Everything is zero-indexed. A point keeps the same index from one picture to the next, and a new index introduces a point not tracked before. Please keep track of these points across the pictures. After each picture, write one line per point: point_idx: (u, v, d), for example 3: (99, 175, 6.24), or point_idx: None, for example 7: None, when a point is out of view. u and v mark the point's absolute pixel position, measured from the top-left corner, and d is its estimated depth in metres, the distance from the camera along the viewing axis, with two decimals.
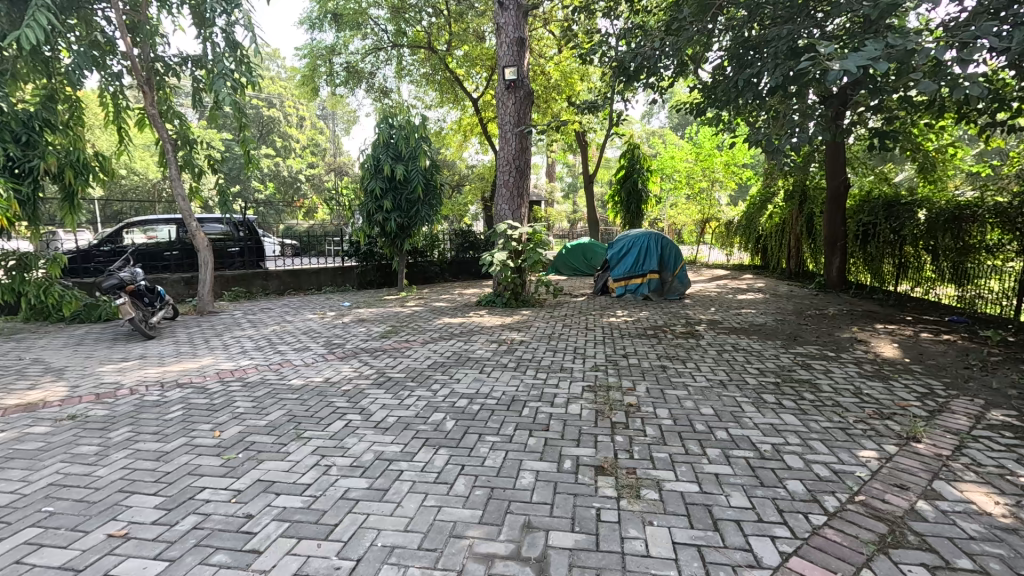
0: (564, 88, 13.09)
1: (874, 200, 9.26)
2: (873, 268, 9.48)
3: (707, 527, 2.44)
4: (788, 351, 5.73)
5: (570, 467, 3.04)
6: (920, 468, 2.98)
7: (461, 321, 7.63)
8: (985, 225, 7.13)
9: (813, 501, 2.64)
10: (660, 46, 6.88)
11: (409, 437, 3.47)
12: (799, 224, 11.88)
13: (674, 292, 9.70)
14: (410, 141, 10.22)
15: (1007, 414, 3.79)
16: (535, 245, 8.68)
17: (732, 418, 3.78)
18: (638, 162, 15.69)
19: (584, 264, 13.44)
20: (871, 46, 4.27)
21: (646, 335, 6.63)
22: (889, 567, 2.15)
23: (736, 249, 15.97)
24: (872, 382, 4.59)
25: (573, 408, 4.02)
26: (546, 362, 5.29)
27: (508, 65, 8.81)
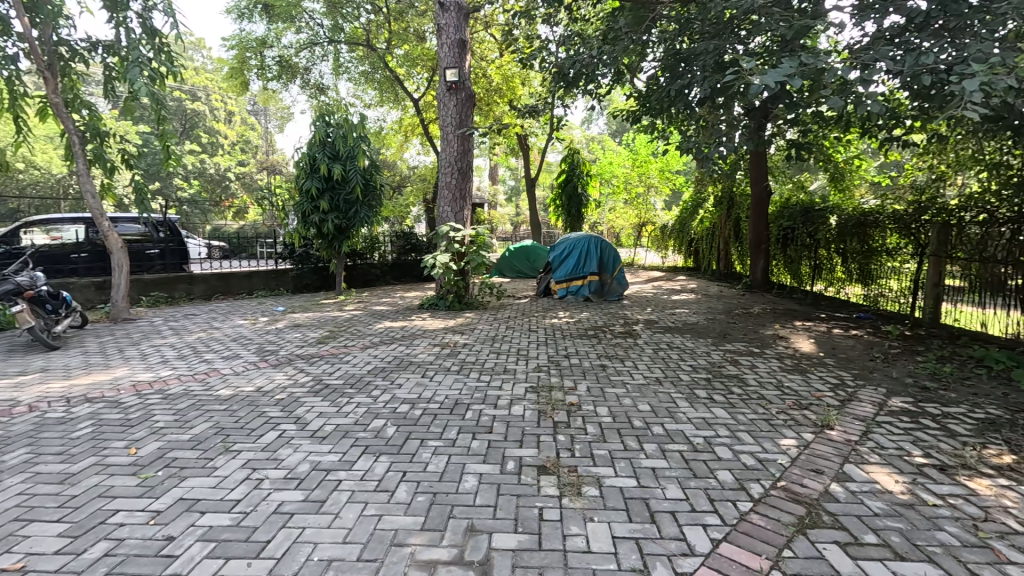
0: (505, 92, 13.21)
1: (793, 207, 10.06)
2: (793, 270, 10.23)
3: (645, 520, 2.53)
4: (718, 348, 6.07)
5: (513, 468, 3.06)
6: (833, 453, 3.24)
7: (402, 324, 7.50)
8: (884, 231, 7.82)
9: (740, 489, 2.81)
10: (598, 55, 7.05)
11: (348, 446, 3.35)
12: (727, 227, 12.65)
13: (614, 293, 9.99)
14: (349, 140, 9.92)
15: (905, 401, 4.20)
16: (478, 247, 8.68)
17: (667, 414, 3.95)
18: (578, 166, 16.08)
19: (527, 266, 13.60)
20: (787, 64, 4.61)
21: (587, 335, 6.80)
22: (808, 546, 2.32)
23: (670, 251, 16.84)
24: (792, 375, 4.95)
25: (516, 409, 4.05)
26: (489, 365, 5.31)
27: (449, 67, 8.77)
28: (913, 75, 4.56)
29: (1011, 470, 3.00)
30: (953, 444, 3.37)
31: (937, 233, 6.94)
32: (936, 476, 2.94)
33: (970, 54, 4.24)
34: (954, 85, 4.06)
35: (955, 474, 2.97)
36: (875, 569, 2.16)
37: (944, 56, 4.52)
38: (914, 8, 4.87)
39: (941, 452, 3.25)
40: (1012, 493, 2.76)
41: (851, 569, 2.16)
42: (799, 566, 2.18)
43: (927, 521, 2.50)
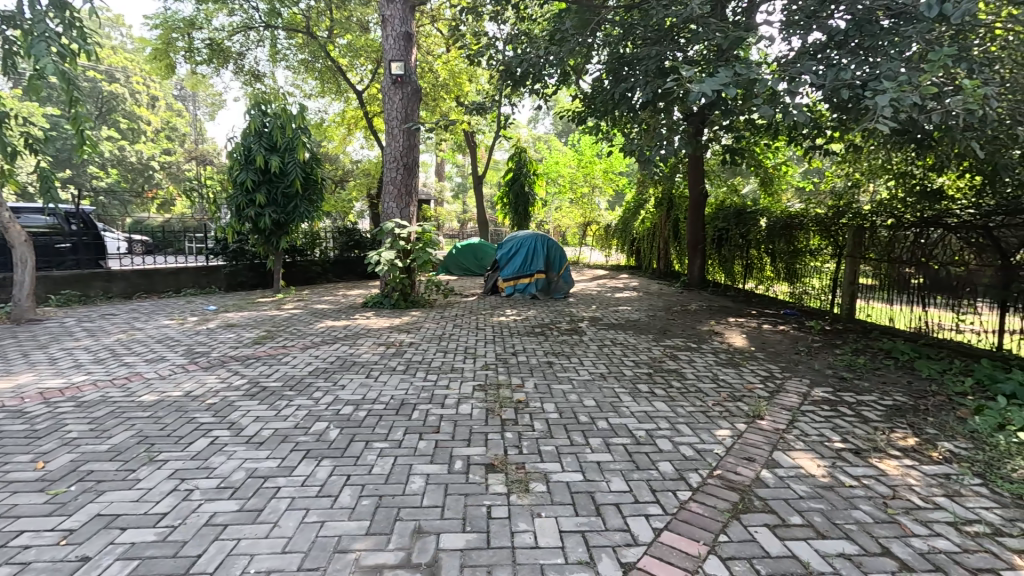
0: (452, 88, 13.03)
1: (727, 209, 10.71)
2: (727, 268, 10.82)
3: (591, 513, 2.58)
4: (659, 344, 6.30)
5: (461, 467, 3.04)
6: (763, 442, 3.45)
7: (345, 323, 7.26)
8: (807, 233, 8.41)
9: (679, 479, 2.93)
10: (545, 55, 7.12)
11: (287, 451, 3.21)
12: (667, 228, 13.17)
13: (560, 291, 10.14)
14: (287, 131, 9.48)
15: (826, 391, 4.53)
16: (424, 244, 8.55)
17: (612, 408, 4.05)
18: (525, 165, 16.20)
19: (474, 264, 13.54)
20: (723, 72, 4.83)
21: (534, 333, 6.86)
22: (741, 530, 2.45)
23: (614, 250, 17.33)
24: (726, 368, 5.23)
25: (464, 408, 4.02)
26: (436, 363, 5.25)
27: (395, 60, 8.58)
28: (834, 89, 4.92)
29: (915, 451, 3.31)
30: (866, 429, 3.67)
31: (853, 235, 7.53)
32: (852, 459, 3.20)
33: (882, 72, 4.62)
34: (870, 100, 4.41)
35: (868, 457, 3.24)
36: (801, 548, 2.31)
37: (860, 72, 4.90)
38: (835, 27, 5.25)
39: (856, 437, 3.53)
40: (916, 472, 3.04)
41: (780, 550, 2.30)
42: (733, 550, 2.30)
43: (844, 501, 2.71)
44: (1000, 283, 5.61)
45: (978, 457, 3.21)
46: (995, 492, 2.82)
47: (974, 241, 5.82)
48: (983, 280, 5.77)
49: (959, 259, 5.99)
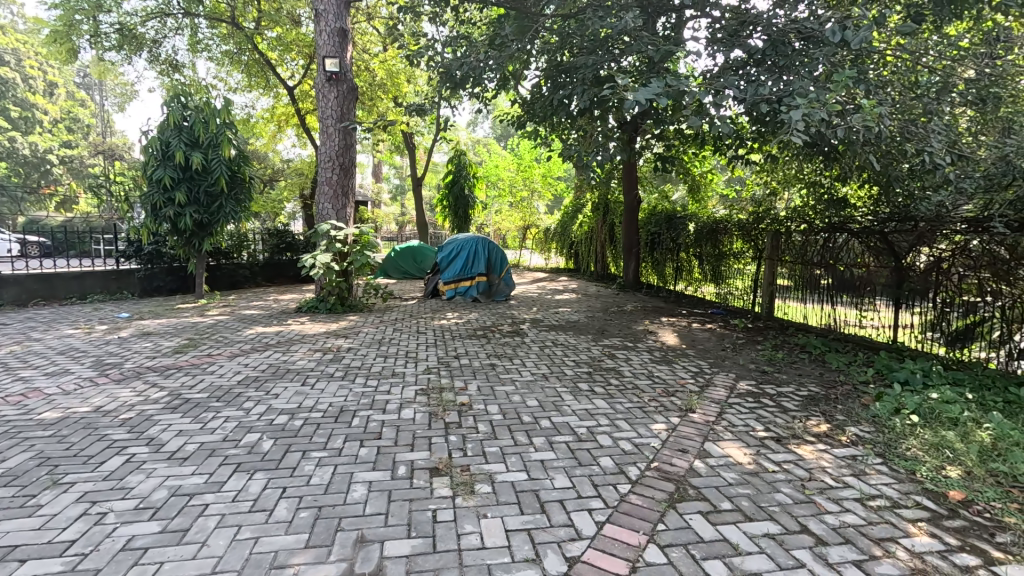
0: (390, 88, 12.78)
1: (660, 214, 11.23)
2: (660, 271, 11.34)
3: (536, 511, 2.62)
4: (597, 344, 6.49)
5: (405, 473, 2.98)
6: (695, 434, 3.65)
7: (277, 329, 6.91)
8: (731, 237, 8.98)
9: (620, 473, 3.03)
10: (485, 60, 7.16)
11: (216, 465, 3.01)
12: (603, 231, 13.62)
13: (501, 294, 10.18)
14: (210, 126, 8.89)
15: (750, 384, 4.86)
16: (362, 247, 8.32)
17: (554, 407, 4.13)
18: (464, 167, 16.18)
19: (414, 267, 13.33)
20: (655, 83, 5.06)
21: (476, 335, 6.85)
22: (677, 518, 2.58)
23: (553, 254, 17.65)
24: (661, 366, 5.48)
25: (406, 412, 3.95)
26: (376, 368, 5.12)
27: (329, 56, 8.29)
28: (753, 103, 5.31)
29: (827, 437, 3.62)
30: (786, 418, 3.97)
31: (771, 239, 8.12)
32: (774, 446, 3.46)
33: (795, 89, 5.01)
34: (786, 114, 4.78)
35: (788, 443, 3.51)
36: (731, 531, 2.47)
37: (776, 88, 5.29)
38: (753, 46, 5.65)
39: (777, 425, 3.82)
40: (828, 455, 3.33)
41: (712, 535, 2.44)
42: (670, 537, 2.42)
43: (768, 485, 2.92)
44: (894, 282, 6.22)
45: (879, 439, 3.56)
46: (894, 469, 3.14)
47: (873, 245, 6.42)
48: (880, 280, 6.38)
49: (862, 261, 6.59)
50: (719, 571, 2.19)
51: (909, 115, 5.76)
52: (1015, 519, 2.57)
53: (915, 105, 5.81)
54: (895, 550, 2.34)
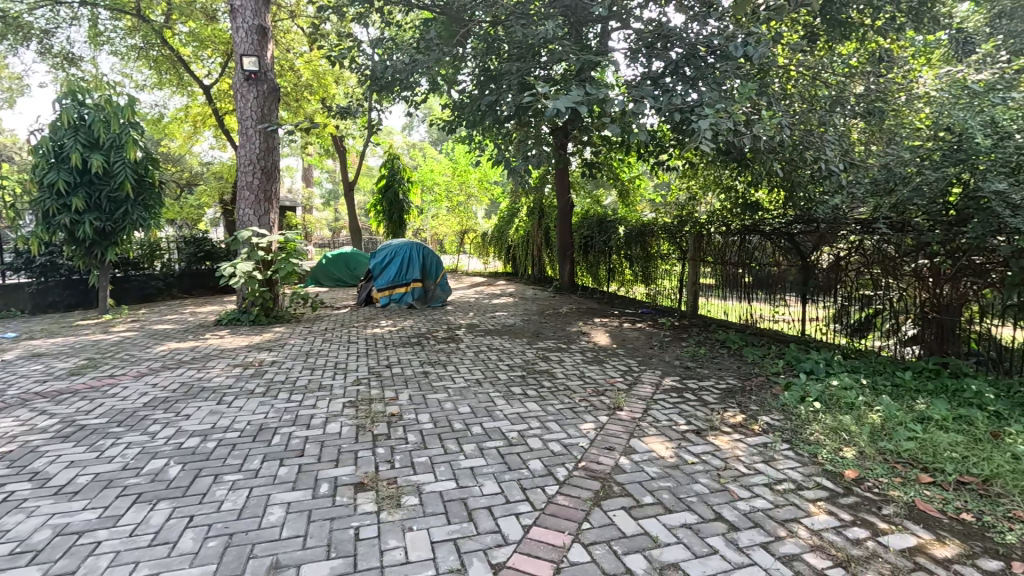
0: (317, 89, 12.35)
1: (592, 218, 11.57)
2: (594, 273, 11.67)
3: (463, 520, 2.59)
4: (532, 347, 6.56)
5: (328, 490, 2.86)
6: (622, 431, 3.76)
7: (193, 344, 6.45)
8: (659, 239, 9.43)
9: (548, 475, 3.07)
10: (412, 63, 7.09)
11: (112, 497, 2.74)
12: (539, 235, 13.87)
13: (437, 299, 10.06)
14: (112, 126, 8.17)
15: (674, 380, 5.09)
16: (287, 254, 7.96)
17: (486, 413, 4.12)
18: (398, 172, 15.90)
19: (346, 274, 12.90)
20: (576, 91, 5.19)
21: (410, 343, 6.73)
22: (602, 515, 2.64)
23: (491, 258, 17.72)
24: (592, 366, 5.62)
25: (332, 426, 3.80)
26: (302, 382, 4.89)
27: (246, 54, 7.86)
28: (667, 112, 5.62)
29: (741, 427, 3.85)
30: (706, 411, 4.19)
31: (694, 240, 8.58)
32: (694, 439, 3.63)
33: (705, 99, 5.33)
34: (698, 122, 5.05)
35: (707, 435, 3.70)
36: (652, 525, 2.55)
37: (691, 98, 5.59)
38: (670, 58, 5.96)
39: (697, 418, 4.02)
40: (742, 444, 3.54)
41: (634, 529, 2.52)
42: (594, 535, 2.47)
43: (687, 477, 3.06)
44: (802, 279, 6.74)
45: (787, 426, 3.82)
46: (799, 453, 3.38)
47: (782, 245, 6.93)
48: (790, 277, 6.89)
49: (773, 259, 7.09)
50: (639, 565, 2.25)
51: (807, 126, 6.28)
52: (898, 492, 2.85)
53: (812, 117, 6.36)
54: (797, 530, 2.52)
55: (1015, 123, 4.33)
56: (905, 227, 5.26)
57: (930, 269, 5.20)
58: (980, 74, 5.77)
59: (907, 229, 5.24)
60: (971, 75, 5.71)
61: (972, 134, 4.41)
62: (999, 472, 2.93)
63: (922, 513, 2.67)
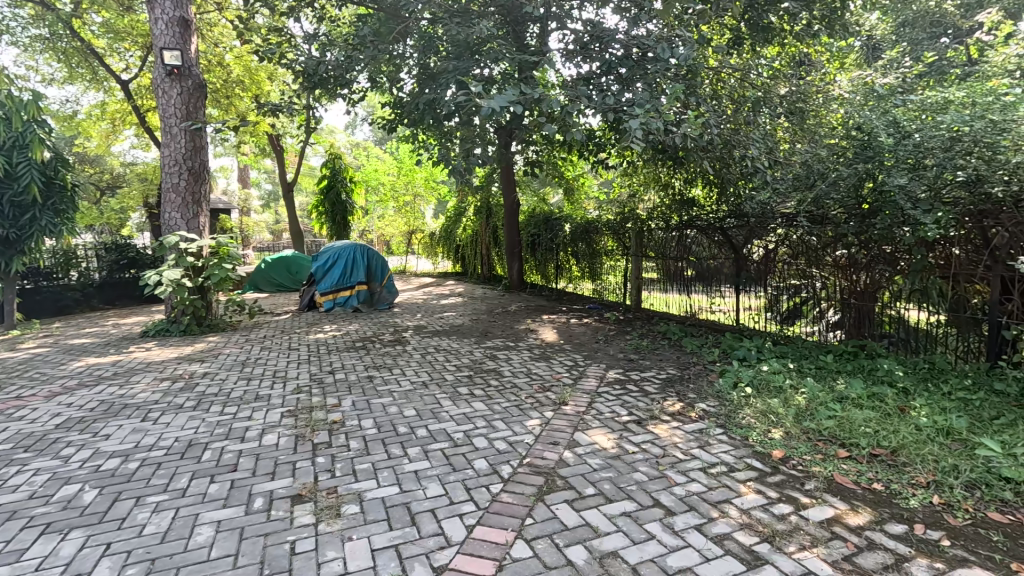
0: (249, 85, 11.82)
1: (538, 216, 11.69)
2: (542, 270, 11.80)
3: (405, 524, 2.55)
4: (480, 346, 6.56)
5: (262, 505, 2.74)
6: (567, 425, 3.82)
7: (114, 359, 6.00)
8: (603, 236, 9.68)
9: (492, 473, 3.07)
10: (349, 60, 6.90)
11: (16, 530, 2.51)
12: (487, 234, 13.89)
13: (384, 301, 9.86)
14: (14, 123, 7.41)
15: (618, 372, 5.24)
16: (220, 260, 7.52)
17: (431, 415, 4.08)
18: (340, 172, 15.44)
19: (288, 278, 12.42)
20: (511, 91, 5.21)
21: (355, 347, 6.57)
22: (545, 510, 2.67)
23: (440, 258, 17.56)
24: (539, 362, 5.68)
25: (269, 438, 3.64)
26: (236, 393, 4.65)
27: (167, 47, 7.37)
28: (603, 112, 5.76)
29: (679, 414, 4.00)
30: (647, 401, 4.33)
31: (636, 237, 8.84)
32: (635, 429, 3.74)
33: (639, 99, 5.49)
34: (632, 120, 5.20)
35: (647, 424, 3.82)
36: (593, 515, 2.61)
37: (625, 98, 5.75)
38: (606, 59, 6.10)
39: (638, 409, 4.14)
40: (680, 431, 3.68)
41: (576, 521, 2.56)
42: (536, 529, 2.50)
43: (628, 466, 3.15)
44: (735, 271, 7.09)
45: (721, 411, 4.01)
46: (732, 437, 3.55)
47: (716, 239, 7.27)
48: (725, 269, 7.23)
49: (710, 253, 7.41)
50: (580, 556, 2.30)
51: (734, 125, 6.60)
52: (819, 467, 3.05)
53: (739, 117, 6.70)
54: (728, 510, 2.65)
55: (914, 124, 4.72)
56: (825, 220, 5.62)
57: (848, 259, 5.62)
58: (886, 78, 6.30)
59: (827, 222, 5.62)
60: (878, 80, 6.20)
61: (876, 133, 4.80)
62: (905, 443, 3.20)
63: (840, 485, 2.87)
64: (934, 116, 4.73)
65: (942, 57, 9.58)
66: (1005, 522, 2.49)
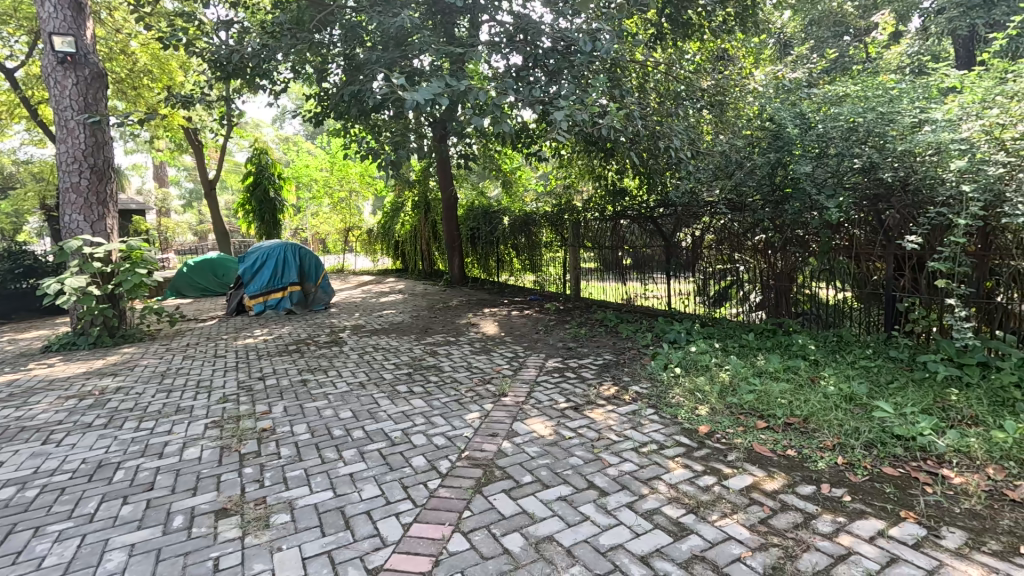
0: (159, 75, 10.99)
1: (477, 209, 11.65)
2: (484, 264, 11.80)
3: (339, 529, 2.48)
4: (420, 343, 6.47)
5: (182, 523, 2.57)
6: (506, 416, 3.85)
7: (10, 378, 5.43)
8: (542, 228, 9.82)
9: (430, 470, 3.04)
10: (267, 48, 6.54)
11: None
12: (426, 229, 13.66)
13: (319, 302, 9.51)
14: None
15: (557, 361, 5.33)
16: (132, 264, 6.97)
17: (369, 415, 3.98)
18: (267, 167, 14.68)
19: (213, 282, 11.68)
20: (436, 83, 5.14)
21: (288, 351, 6.30)
22: (482, 502, 2.68)
23: (379, 255, 17.11)
24: (480, 356, 5.68)
25: (191, 452, 3.42)
26: (155, 407, 4.34)
27: (59, 32, 6.69)
28: (531, 103, 5.81)
29: (614, 398, 4.14)
30: (584, 387, 4.44)
31: (573, 228, 9.01)
32: (573, 415, 3.83)
33: (565, 92, 5.58)
34: (558, 112, 5.29)
35: (584, 410, 3.92)
36: (529, 503, 2.65)
37: (553, 90, 5.83)
38: (533, 52, 6.16)
39: (575, 395, 4.24)
40: (614, 414, 3.81)
41: (513, 510, 2.59)
42: (474, 521, 2.50)
43: (564, 452, 3.22)
44: (666, 258, 7.39)
45: (653, 392, 4.19)
46: (663, 416, 3.71)
47: (648, 228, 7.55)
48: (657, 257, 7.51)
49: (643, 241, 7.68)
50: (516, 543, 2.33)
51: (659, 117, 6.84)
52: (740, 439, 3.25)
53: (664, 109, 6.95)
54: (658, 486, 2.77)
55: (818, 116, 5.11)
56: (744, 207, 5.97)
57: (765, 242, 6.00)
58: (794, 73, 6.75)
59: (746, 209, 5.96)
60: (788, 75, 6.63)
61: (785, 124, 5.16)
62: (814, 411, 3.47)
63: (758, 454, 3.07)
64: (833, 108, 5.15)
65: (845, 55, 10.36)
66: (896, 475, 2.77)
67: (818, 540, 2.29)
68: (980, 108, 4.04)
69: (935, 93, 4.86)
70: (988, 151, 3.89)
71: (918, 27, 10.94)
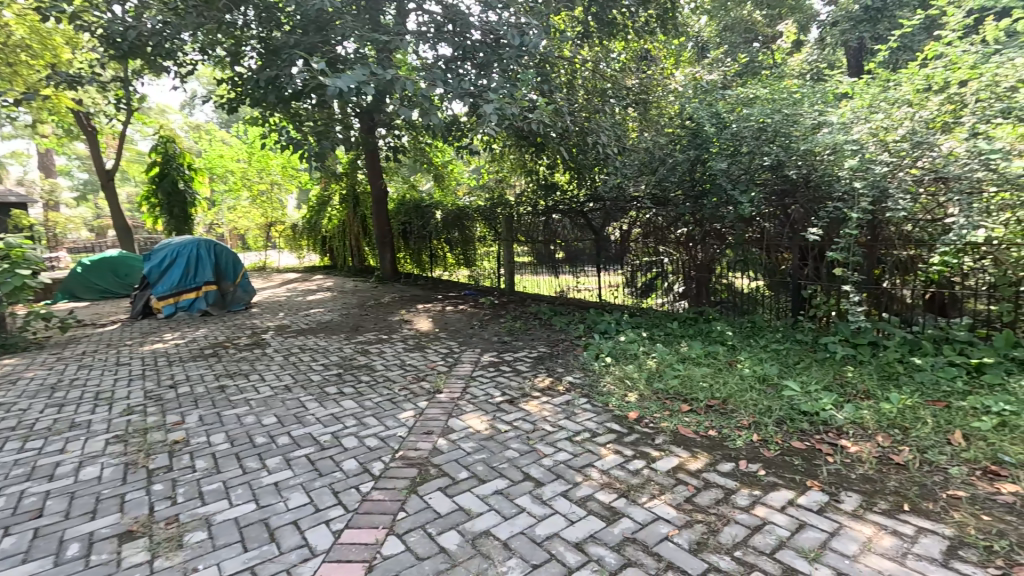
0: (41, 52, 9.77)
1: (408, 203, 11.39)
2: (417, 259, 11.57)
3: (263, 543, 2.33)
4: (350, 342, 6.23)
5: (78, 551, 2.31)
6: (442, 413, 3.80)
7: None
8: (475, 223, 9.79)
9: (362, 472, 2.94)
10: (168, 26, 5.96)
11: None
12: (355, 224, 13.18)
13: (239, 301, 8.94)
14: None
15: (492, 355, 5.34)
16: (12, 265, 6.15)
17: (295, 420, 3.78)
18: (175, 157, 13.50)
19: (114, 282, 10.61)
20: (360, 70, 4.92)
21: (203, 355, 5.84)
22: (418, 502, 2.62)
23: (306, 251, 16.32)
24: (413, 353, 5.57)
25: (89, 471, 3.08)
26: (44, 424, 3.86)
27: None
28: (460, 96, 5.72)
29: (549, 389, 4.20)
30: (519, 380, 4.48)
31: (506, 222, 9.04)
32: (508, 408, 3.84)
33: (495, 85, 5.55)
34: (489, 105, 5.25)
35: (520, 402, 3.95)
36: (465, 499, 2.63)
37: (482, 83, 5.77)
38: (461, 44, 6.07)
39: (510, 389, 4.26)
40: (549, 405, 3.86)
41: (449, 507, 2.56)
42: (409, 522, 2.45)
43: (500, 445, 3.23)
44: (596, 251, 7.59)
45: (586, 382, 4.30)
46: (595, 404, 3.82)
47: (579, 223, 7.71)
48: (588, 250, 7.70)
49: (574, 235, 7.83)
50: (453, 541, 2.30)
51: (586, 113, 7.00)
52: (666, 422, 3.41)
53: (591, 105, 7.11)
54: (591, 473, 2.84)
55: (731, 116, 5.50)
56: (667, 201, 6.24)
57: (687, 236, 6.30)
58: (710, 75, 7.15)
59: (669, 203, 6.23)
60: (705, 76, 7.02)
61: (703, 123, 5.52)
62: (732, 393, 3.70)
63: (683, 436, 3.24)
64: (745, 109, 5.52)
65: (753, 60, 11.09)
66: (804, 448, 3.02)
67: (737, 513, 2.45)
68: (867, 112, 4.62)
69: (831, 98, 5.35)
70: (874, 152, 4.38)
71: (816, 38, 11.98)
